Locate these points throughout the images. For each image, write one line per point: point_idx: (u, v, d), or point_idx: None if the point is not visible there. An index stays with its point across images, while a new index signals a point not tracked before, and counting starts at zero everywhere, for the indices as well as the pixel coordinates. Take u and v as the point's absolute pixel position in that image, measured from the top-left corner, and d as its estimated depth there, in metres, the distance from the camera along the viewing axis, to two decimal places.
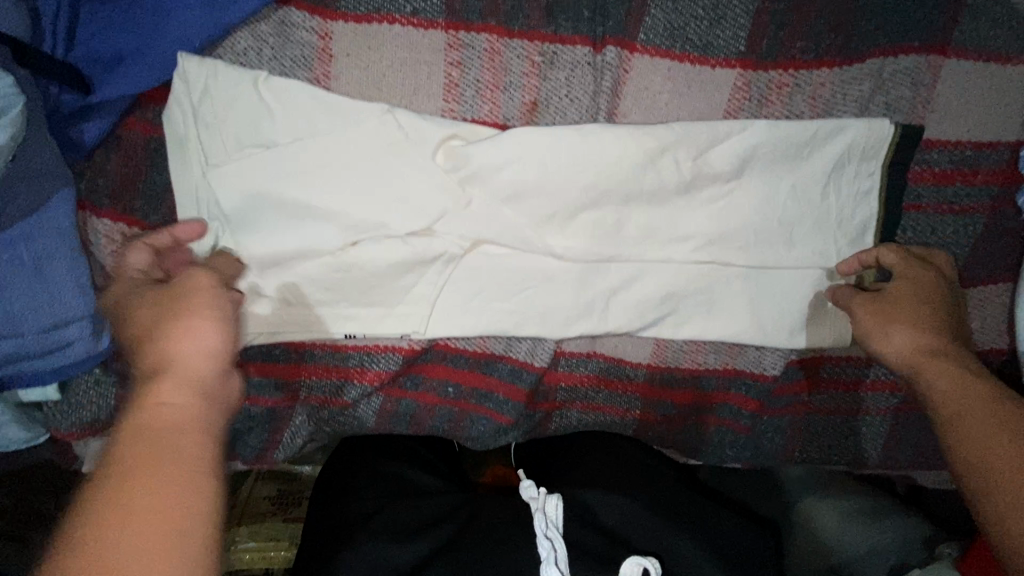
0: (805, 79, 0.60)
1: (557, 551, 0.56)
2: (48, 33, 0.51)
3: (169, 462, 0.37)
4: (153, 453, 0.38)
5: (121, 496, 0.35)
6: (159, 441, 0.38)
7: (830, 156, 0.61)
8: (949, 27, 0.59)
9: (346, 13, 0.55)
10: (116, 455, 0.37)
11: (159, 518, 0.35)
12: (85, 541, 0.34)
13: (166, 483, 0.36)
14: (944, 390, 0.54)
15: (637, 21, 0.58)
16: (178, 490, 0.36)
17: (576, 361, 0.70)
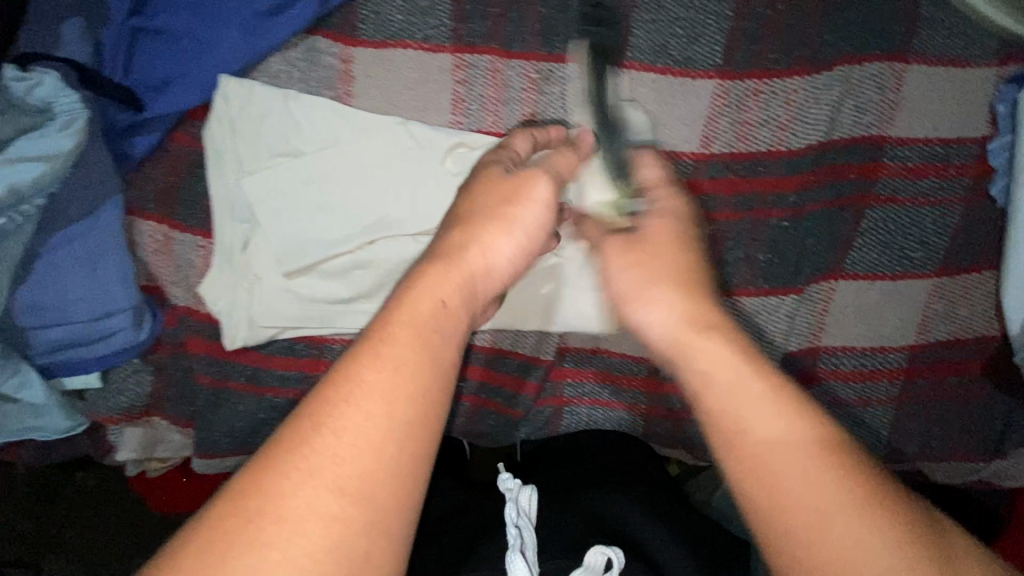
0: (779, 87, 0.66)
1: (523, 542, 0.51)
2: (109, 61, 0.59)
3: (370, 415, 0.38)
4: (364, 401, 0.38)
5: (317, 438, 0.37)
6: (420, 347, 0.41)
7: (799, 155, 0.67)
8: (908, 37, 0.66)
9: (365, 41, 0.63)
10: (345, 387, 0.39)
11: (378, 438, 0.38)
12: (290, 468, 0.36)
13: (357, 432, 0.37)
14: (725, 374, 0.46)
15: (623, 39, 0.65)
16: (370, 448, 0.37)
17: (581, 359, 0.73)
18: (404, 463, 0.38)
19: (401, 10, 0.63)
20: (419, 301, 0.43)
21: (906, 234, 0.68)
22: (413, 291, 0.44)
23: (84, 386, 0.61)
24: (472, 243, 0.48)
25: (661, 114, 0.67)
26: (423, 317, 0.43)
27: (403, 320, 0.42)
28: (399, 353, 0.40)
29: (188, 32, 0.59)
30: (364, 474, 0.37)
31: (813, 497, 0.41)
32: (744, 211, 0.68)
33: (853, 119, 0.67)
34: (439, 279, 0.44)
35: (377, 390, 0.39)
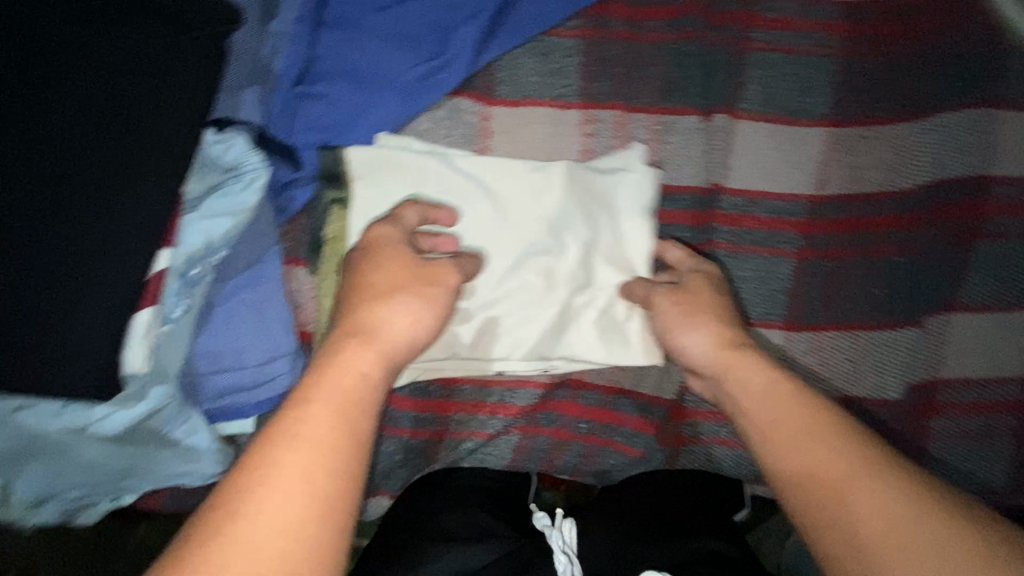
0: (884, 133, 0.71)
1: (571, 567, 0.57)
2: (275, 121, 0.64)
3: (231, 499, 0.40)
4: (277, 477, 0.41)
5: (234, 516, 0.40)
6: (342, 418, 0.45)
7: (904, 195, 0.71)
8: (1000, 87, 0.71)
9: (501, 100, 0.68)
10: (262, 463, 0.42)
11: (306, 513, 0.40)
12: (211, 558, 0.38)
13: (257, 513, 0.40)
14: (757, 388, 0.54)
15: (736, 94, 0.71)
16: (290, 518, 0.40)
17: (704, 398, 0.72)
18: (320, 551, 0.40)
19: (536, 74, 0.69)
20: (343, 374, 0.48)
21: (1014, 267, 0.71)
22: (328, 368, 0.48)
23: (235, 435, 0.61)
24: (389, 317, 0.53)
25: (774, 159, 0.71)
26: (345, 389, 0.47)
27: (318, 401, 0.45)
28: (308, 435, 0.43)
29: (347, 96, 0.65)
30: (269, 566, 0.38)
31: (829, 460, 0.47)
32: (859, 248, 0.71)
33: (958, 160, 0.70)
34: (358, 354, 0.49)
35: (298, 469, 0.42)
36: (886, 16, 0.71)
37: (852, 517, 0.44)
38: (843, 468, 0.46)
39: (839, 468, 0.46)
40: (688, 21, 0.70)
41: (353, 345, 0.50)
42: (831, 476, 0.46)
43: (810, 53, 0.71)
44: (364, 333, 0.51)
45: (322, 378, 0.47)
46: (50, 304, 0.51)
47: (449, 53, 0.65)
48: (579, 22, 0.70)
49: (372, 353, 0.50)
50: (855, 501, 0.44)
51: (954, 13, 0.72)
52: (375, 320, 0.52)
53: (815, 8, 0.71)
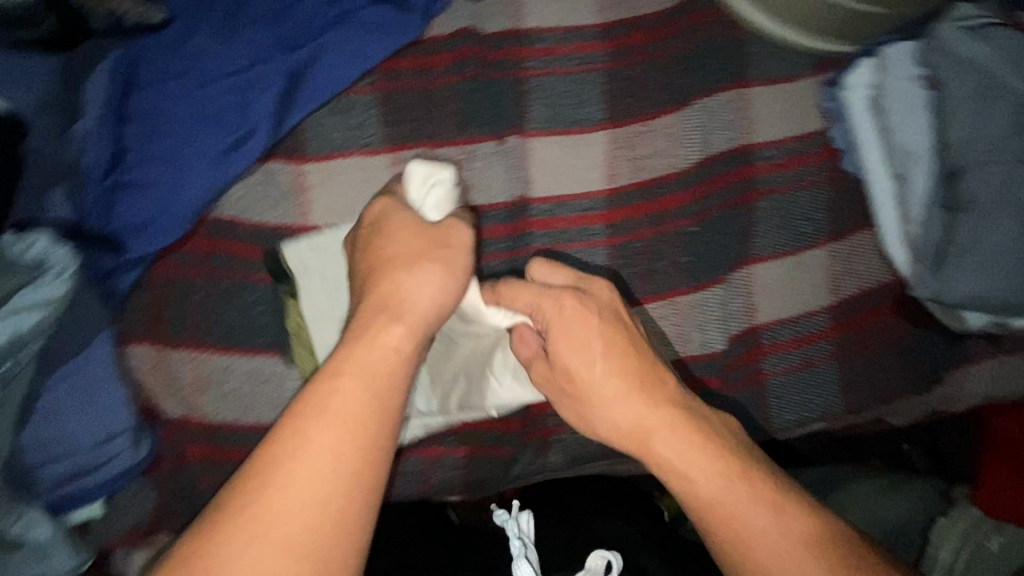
0: (656, 124, 0.81)
1: (528, 554, 0.61)
2: (92, 213, 0.68)
3: (259, 476, 0.47)
4: (313, 451, 0.48)
5: (263, 500, 0.46)
6: (370, 398, 0.50)
7: (682, 173, 0.81)
8: (742, 71, 0.84)
9: (312, 157, 0.76)
10: (293, 438, 0.48)
11: (337, 484, 0.47)
12: (245, 520, 0.45)
13: (293, 485, 0.46)
14: (688, 454, 0.57)
15: (523, 115, 0.80)
16: (315, 499, 0.46)
17: None
18: (349, 525, 0.47)
19: (340, 130, 0.77)
20: (375, 345, 0.53)
21: (792, 214, 0.81)
22: (368, 337, 0.53)
23: (88, 519, 0.64)
24: (413, 286, 0.57)
25: (568, 164, 0.80)
26: (376, 364, 0.52)
27: (356, 372, 0.51)
28: (338, 409, 0.49)
29: (160, 178, 0.69)
30: (302, 527, 0.46)
31: (747, 527, 0.53)
32: (658, 226, 0.80)
33: (721, 136, 0.81)
34: (390, 328, 0.54)
35: (333, 439, 0.48)
36: (634, 30, 0.84)
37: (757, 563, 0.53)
38: (777, 542, 0.53)
39: (782, 542, 0.53)
40: (467, 63, 0.81)
41: (378, 317, 0.55)
42: (767, 547, 0.53)
43: (578, 71, 0.82)
44: (381, 306, 0.56)
45: (354, 350, 0.52)
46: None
47: (252, 126, 0.72)
48: (373, 80, 0.79)
49: (398, 325, 0.55)
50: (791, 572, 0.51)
51: (692, 17, 0.85)
52: (388, 291, 0.57)
53: (573, 34, 0.83)
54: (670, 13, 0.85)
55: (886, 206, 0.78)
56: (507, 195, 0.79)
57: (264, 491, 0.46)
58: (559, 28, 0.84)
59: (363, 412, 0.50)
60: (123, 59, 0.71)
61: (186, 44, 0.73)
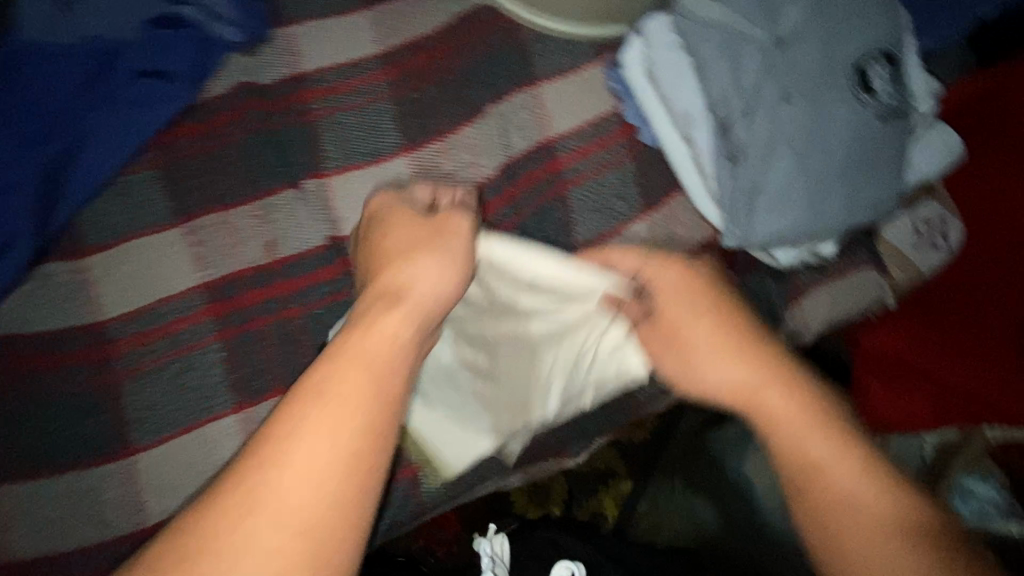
0: (456, 138, 0.82)
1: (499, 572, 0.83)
2: None
3: (265, 444, 0.42)
4: (322, 413, 0.43)
5: (259, 471, 0.41)
6: (374, 388, 0.45)
7: (491, 179, 0.81)
8: (530, 70, 0.86)
9: (94, 247, 0.71)
10: (321, 384, 0.44)
11: (331, 468, 0.41)
12: (230, 514, 0.40)
13: (313, 449, 0.42)
14: (781, 412, 0.54)
15: (318, 157, 0.79)
16: (325, 473, 0.41)
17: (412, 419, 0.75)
18: (325, 520, 0.40)
19: (120, 214, 0.73)
20: (371, 336, 0.48)
21: (605, 194, 0.83)
22: (367, 324, 0.49)
23: None
24: (412, 276, 0.54)
25: (375, 195, 0.78)
26: (374, 351, 0.47)
27: (350, 357, 0.46)
28: (329, 390, 0.44)
29: None
30: (293, 514, 0.40)
31: (839, 485, 0.50)
32: None
33: (520, 136, 0.83)
34: (386, 314, 0.50)
35: (326, 446, 0.42)
36: (416, 52, 0.85)
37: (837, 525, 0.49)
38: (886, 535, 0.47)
39: (879, 534, 0.47)
40: (250, 117, 0.79)
41: (381, 302, 0.51)
42: (863, 539, 0.47)
43: (366, 103, 0.81)
44: (394, 294, 0.52)
45: (351, 337, 0.48)
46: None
47: (10, 233, 0.68)
48: (149, 154, 0.76)
49: (403, 306, 0.51)
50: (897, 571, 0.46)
51: (470, 28, 0.87)
52: (386, 289, 0.53)
53: (355, 67, 0.83)
54: (448, 29, 0.87)
55: (686, 167, 0.81)
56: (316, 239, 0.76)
57: (258, 491, 0.40)
58: (339, 64, 0.83)
59: (370, 389, 0.45)
60: None
61: None
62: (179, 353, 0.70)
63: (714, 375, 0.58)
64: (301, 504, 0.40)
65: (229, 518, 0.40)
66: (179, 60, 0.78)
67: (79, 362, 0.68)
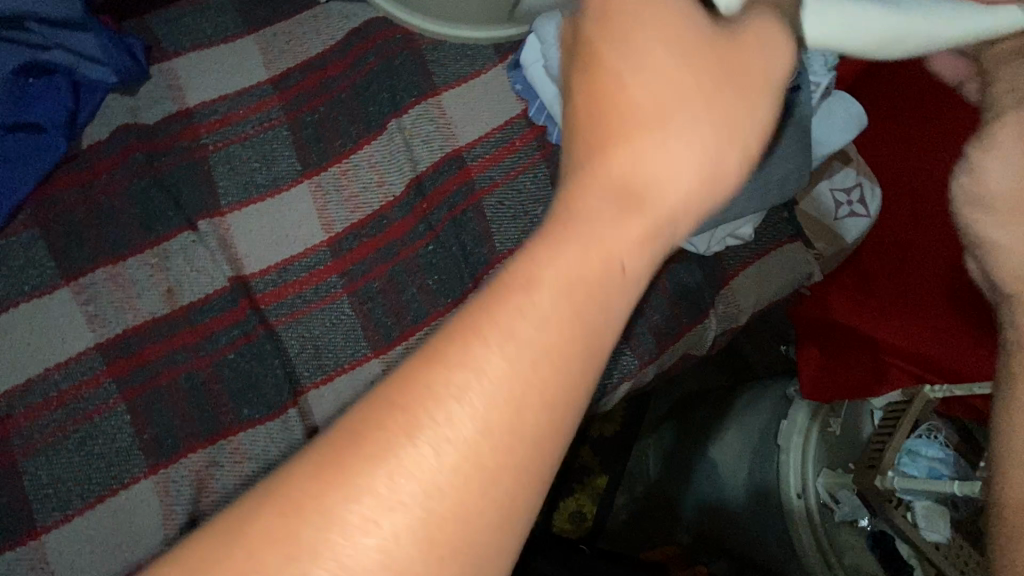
0: (358, 158, 0.79)
1: None
2: None
3: (454, 334, 0.27)
4: (553, 329, 0.27)
5: (458, 368, 0.26)
6: (588, 312, 0.28)
7: (399, 195, 0.79)
8: (430, 79, 0.83)
9: None
10: (506, 308, 0.27)
11: (461, 485, 0.25)
12: (348, 473, 0.24)
13: (508, 400, 0.26)
14: None
15: (214, 195, 0.76)
16: (487, 475, 0.25)
17: None
18: (477, 549, 0.25)
19: (1, 281, 0.69)
20: (608, 216, 0.29)
21: (519, 199, 0.81)
22: (601, 197, 0.30)
23: None
24: (660, 164, 0.30)
25: (280, 226, 0.76)
26: (606, 251, 0.29)
27: (577, 240, 0.29)
28: (559, 306, 0.27)
29: None
30: (435, 517, 0.24)
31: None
32: (393, 257, 0.77)
33: (426, 150, 0.81)
34: (620, 233, 0.29)
35: (687, 163, 0.30)
36: (308, 73, 0.82)
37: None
38: None
39: None
40: (134, 160, 0.75)
41: (604, 215, 0.29)
42: None
43: (259, 133, 0.79)
44: (630, 194, 0.30)
45: (584, 193, 0.30)
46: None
47: None
48: (30, 213, 0.72)
49: (649, 219, 0.30)
50: None
51: (362, 42, 0.84)
52: (631, 131, 0.30)
53: (244, 96, 0.80)
54: (340, 46, 0.84)
55: None
56: (220, 279, 0.73)
57: (632, 208, 0.30)
58: (227, 95, 0.80)
59: (754, 151, 0.32)
60: None
61: None
62: (81, 421, 0.65)
63: (999, 254, 0.41)
64: (456, 461, 0.25)
65: (323, 487, 0.24)
66: (50, 108, 0.74)
67: None
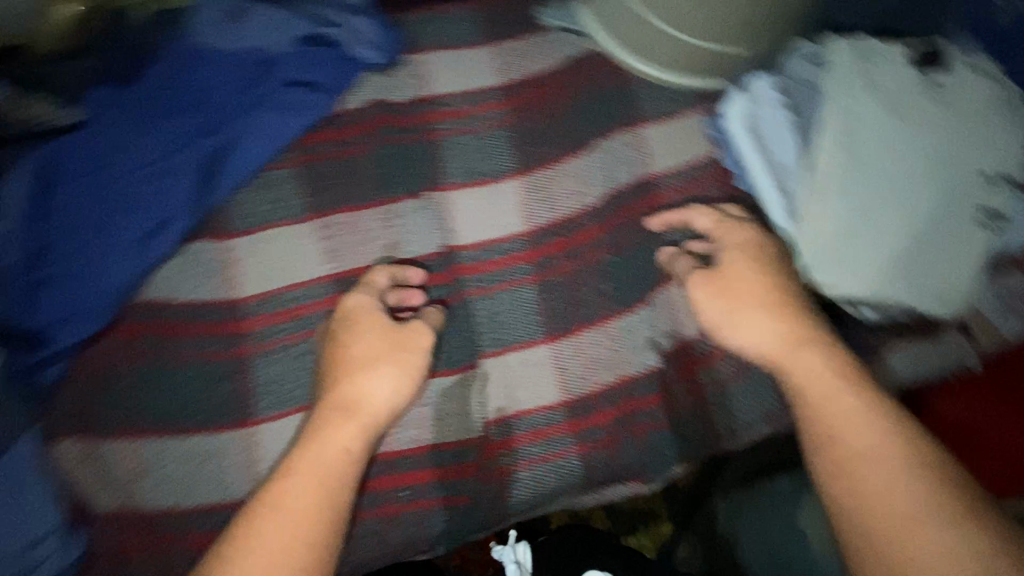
0: (564, 167, 0.88)
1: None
2: (11, 312, 0.69)
3: (309, 485, 0.61)
4: (309, 471, 0.62)
5: (259, 522, 0.59)
6: (321, 490, 0.61)
7: (594, 206, 0.87)
8: (636, 111, 0.92)
9: (236, 232, 0.78)
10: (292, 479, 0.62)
11: (297, 538, 0.58)
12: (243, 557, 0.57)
13: (287, 524, 0.59)
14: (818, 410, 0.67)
15: (440, 172, 0.85)
16: (287, 526, 0.59)
17: (508, 426, 0.80)
18: (307, 528, 0.59)
19: (262, 205, 0.79)
20: (360, 399, 0.68)
21: (701, 233, 0.87)
22: (308, 446, 0.64)
23: None
24: (365, 387, 0.68)
25: (488, 211, 0.85)
26: (330, 464, 0.63)
27: (337, 418, 0.66)
28: (313, 472, 0.62)
29: (79, 272, 0.71)
30: (273, 559, 0.57)
31: (905, 512, 0.59)
32: (581, 258, 0.84)
33: (624, 171, 0.89)
34: (348, 432, 0.65)
35: (387, 388, 0.69)
36: (533, 86, 0.93)
37: (857, 506, 0.61)
38: (920, 511, 0.58)
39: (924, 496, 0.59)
40: (380, 131, 0.86)
41: (338, 420, 0.66)
42: (900, 500, 0.60)
43: (484, 129, 0.89)
44: (347, 410, 0.67)
45: (348, 422, 0.66)
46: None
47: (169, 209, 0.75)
48: (291, 153, 0.83)
49: (356, 422, 0.66)
50: (921, 513, 0.58)
51: (580, 70, 0.95)
52: (345, 364, 0.69)
53: (476, 94, 0.91)
54: (562, 69, 0.95)
55: (779, 215, 0.85)
56: (430, 245, 0.83)
57: (354, 416, 0.67)
58: (463, 91, 0.91)
59: (421, 360, 0.72)
60: (40, 158, 0.73)
61: (106, 142, 0.77)
62: (303, 336, 0.75)
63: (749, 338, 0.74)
64: (316, 490, 0.61)
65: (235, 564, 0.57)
66: (325, 73, 0.87)
67: (213, 334, 0.73)
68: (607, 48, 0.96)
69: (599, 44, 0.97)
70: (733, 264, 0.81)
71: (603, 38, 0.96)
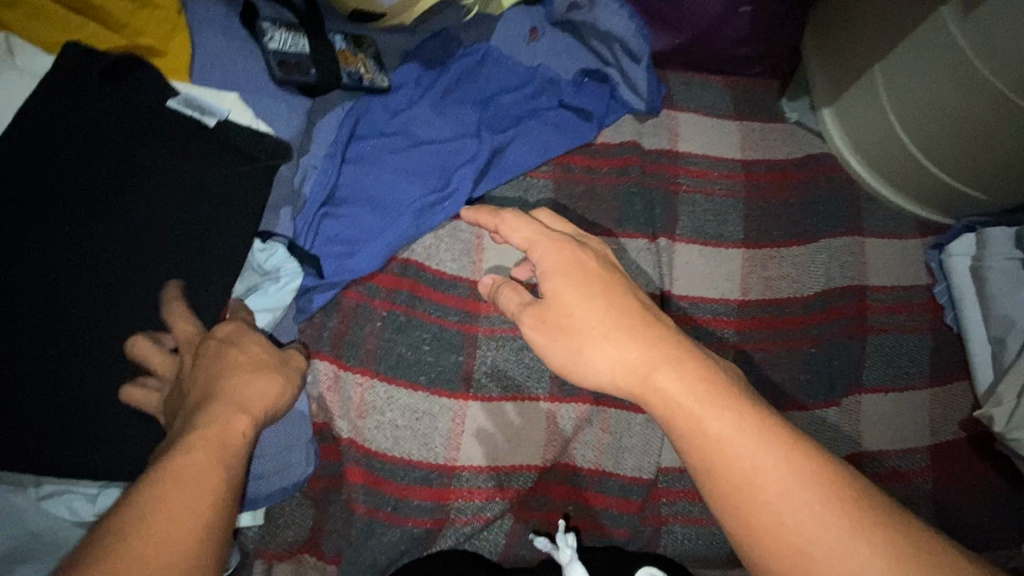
0: (785, 252, 0.92)
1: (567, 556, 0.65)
2: (302, 233, 0.75)
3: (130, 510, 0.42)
4: (183, 473, 0.44)
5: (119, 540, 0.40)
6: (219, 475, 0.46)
7: (806, 298, 0.90)
8: (860, 220, 0.96)
9: (493, 223, 0.84)
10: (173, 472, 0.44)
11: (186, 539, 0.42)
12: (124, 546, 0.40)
13: (167, 513, 0.42)
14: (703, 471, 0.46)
15: (674, 224, 0.91)
16: (165, 543, 0.41)
17: (674, 478, 0.82)
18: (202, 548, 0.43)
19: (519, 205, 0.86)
20: (239, 375, 0.53)
21: (898, 354, 0.90)
22: (207, 429, 0.48)
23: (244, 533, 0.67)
24: (246, 382, 0.53)
25: (709, 273, 0.89)
26: (224, 445, 0.47)
27: (203, 450, 0.46)
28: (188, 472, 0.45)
29: (364, 215, 0.77)
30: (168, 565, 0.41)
31: (806, 553, 0.42)
32: (782, 341, 0.88)
33: (840, 273, 0.92)
34: (237, 424, 0.49)
35: (271, 385, 0.54)
36: (771, 169, 0.98)
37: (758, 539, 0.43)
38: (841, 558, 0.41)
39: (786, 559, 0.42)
40: (630, 170, 0.92)
41: (225, 414, 0.49)
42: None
43: (721, 194, 0.94)
44: (235, 405, 0.50)
45: (202, 437, 0.47)
46: (88, 343, 0.59)
47: (449, 183, 0.82)
48: (551, 168, 0.90)
49: (250, 420, 0.51)
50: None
51: (818, 167, 0.99)
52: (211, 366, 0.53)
53: (719, 162, 0.96)
54: (801, 161, 0.99)
55: (983, 361, 0.87)
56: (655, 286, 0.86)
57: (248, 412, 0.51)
58: (707, 155, 0.97)
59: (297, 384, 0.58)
60: (349, 110, 0.81)
61: (405, 111, 0.85)
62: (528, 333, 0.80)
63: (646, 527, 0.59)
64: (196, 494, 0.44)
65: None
66: (597, 105, 0.95)
67: (456, 306, 0.78)
68: (840, 155, 1.03)
69: (835, 149, 1.03)
70: (561, 291, 0.54)
71: (838, 144, 1.03)
